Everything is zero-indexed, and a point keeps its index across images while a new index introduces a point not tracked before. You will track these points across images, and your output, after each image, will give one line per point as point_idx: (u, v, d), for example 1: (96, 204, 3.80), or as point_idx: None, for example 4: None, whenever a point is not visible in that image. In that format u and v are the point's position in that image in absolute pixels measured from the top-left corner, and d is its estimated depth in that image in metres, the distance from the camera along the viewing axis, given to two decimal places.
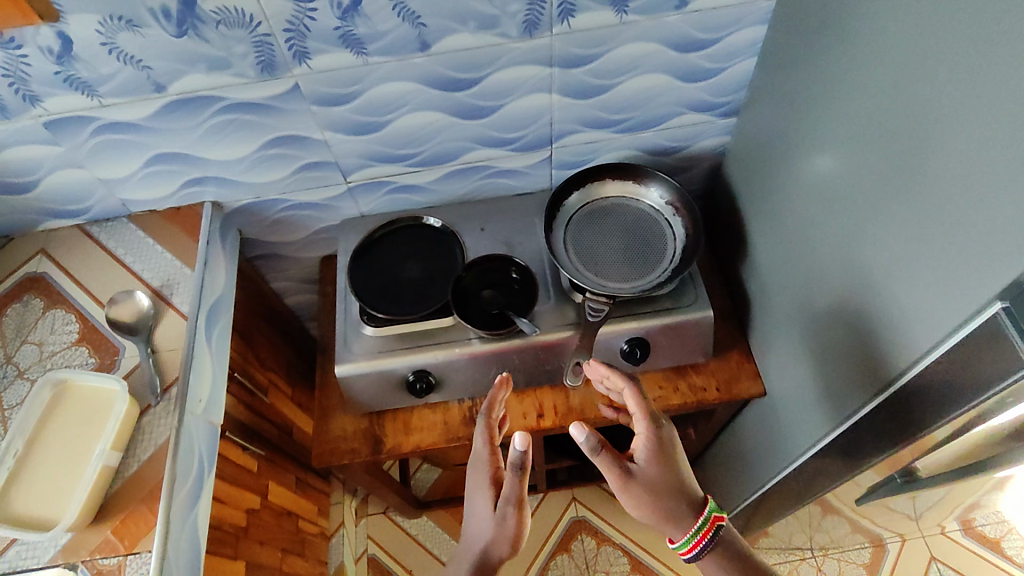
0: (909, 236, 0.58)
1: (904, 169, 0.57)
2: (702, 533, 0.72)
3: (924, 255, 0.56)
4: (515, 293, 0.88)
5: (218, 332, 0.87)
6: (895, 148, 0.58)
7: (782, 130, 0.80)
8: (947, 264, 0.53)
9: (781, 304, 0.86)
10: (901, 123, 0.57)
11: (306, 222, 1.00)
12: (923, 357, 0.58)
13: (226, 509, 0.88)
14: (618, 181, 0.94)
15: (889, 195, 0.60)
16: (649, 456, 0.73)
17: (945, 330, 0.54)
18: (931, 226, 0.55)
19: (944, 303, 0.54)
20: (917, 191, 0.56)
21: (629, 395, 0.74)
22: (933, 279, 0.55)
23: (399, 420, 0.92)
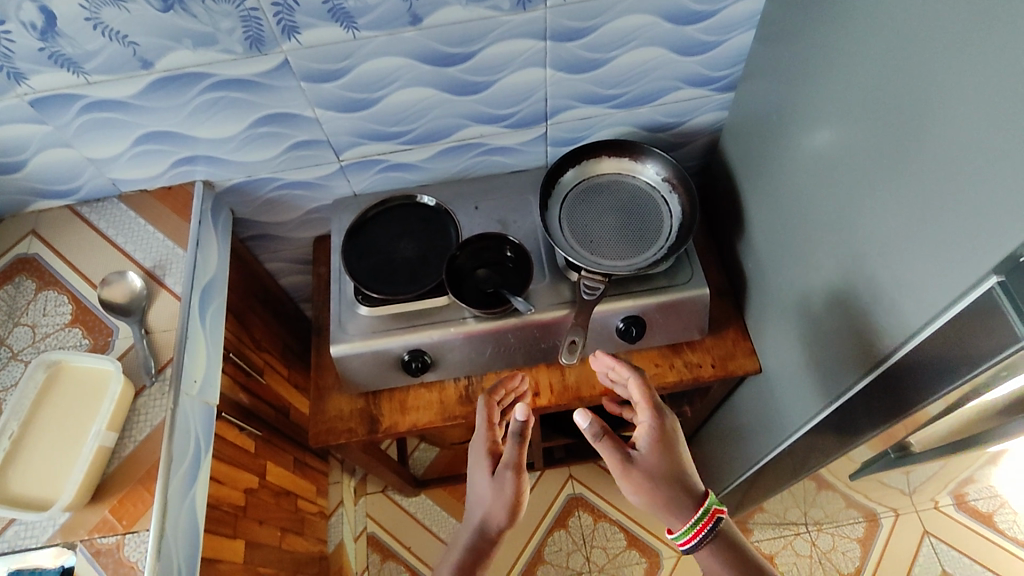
0: (905, 210, 0.57)
1: (901, 143, 0.57)
2: (700, 524, 0.73)
3: (919, 230, 0.56)
4: (510, 271, 0.88)
5: (212, 313, 0.87)
6: (893, 121, 0.57)
7: (779, 104, 0.79)
8: (942, 238, 0.53)
9: (777, 281, 0.86)
10: (899, 95, 0.56)
11: (299, 201, 0.99)
12: (917, 332, 0.58)
13: (223, 489, 0.88)
14: (614, 158, 0.93)
15: (886, 170, 0.59)
16: (650, 444, 0.76)
17: (940, 304, 0.54)
18: (927, 200, 0.54)
19: (939, 278, 0.54)
20: (914, 164, 0.55)
21: (632, 383, 0.77)
22: (929, 254, 0.55)
23: (395, 399, 0.92)
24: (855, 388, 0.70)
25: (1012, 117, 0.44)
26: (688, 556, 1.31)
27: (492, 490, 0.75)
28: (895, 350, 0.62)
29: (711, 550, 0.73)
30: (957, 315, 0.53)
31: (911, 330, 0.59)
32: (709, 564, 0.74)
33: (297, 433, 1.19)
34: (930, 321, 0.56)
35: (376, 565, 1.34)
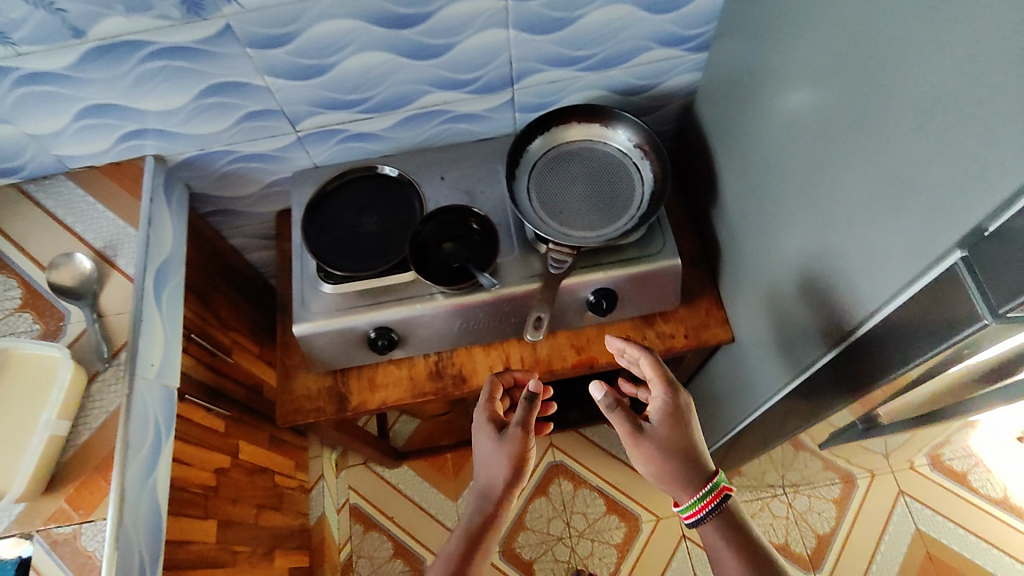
0: (875, 179, 0.55)
1: (873, 107, 0.54)
2: (707, 499, 0.75)
3: (889, 200, 0.53)
4: (476, 245, 0.85)
5: (168, 294, 0.84)
6: (865, 84, 0.54)
7: (752, 64, 0.76)
8: (911, 210, 0.50)
9: (751, 249, 0.84)
10: (872, 55, 0.53)
11: (259, 175, 0.95)
12: (885, 305, 0.57)
13: (191, 471, 0.87)
14: (584, 124, 0.90)
15: (858, 136, 0.56)
16: (662, 418, 0.78)
17: (908, 277, 0.52)
18: (897, 169, 0.52)
19: (906, 250, 0.52)
20: (885, 131, 0.52)
21: (645, 358, 0.80)
22: (898, 226, 0.52)
23: (364, 376, 0.91)
24: (823, 359, 0.69)
25: (987, 82, 0.41)
26: (666, 519, 1.32)
27: (499, 451, 0.77)
28: (863, 322, 0.61)
29: (716, 524, 0.74)
30: (924, 288, 0.51)
31: (879, 304, 0.57)
32: (714, 541, 0.74)
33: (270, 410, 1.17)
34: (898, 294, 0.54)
35: (359, 536, 1.34)
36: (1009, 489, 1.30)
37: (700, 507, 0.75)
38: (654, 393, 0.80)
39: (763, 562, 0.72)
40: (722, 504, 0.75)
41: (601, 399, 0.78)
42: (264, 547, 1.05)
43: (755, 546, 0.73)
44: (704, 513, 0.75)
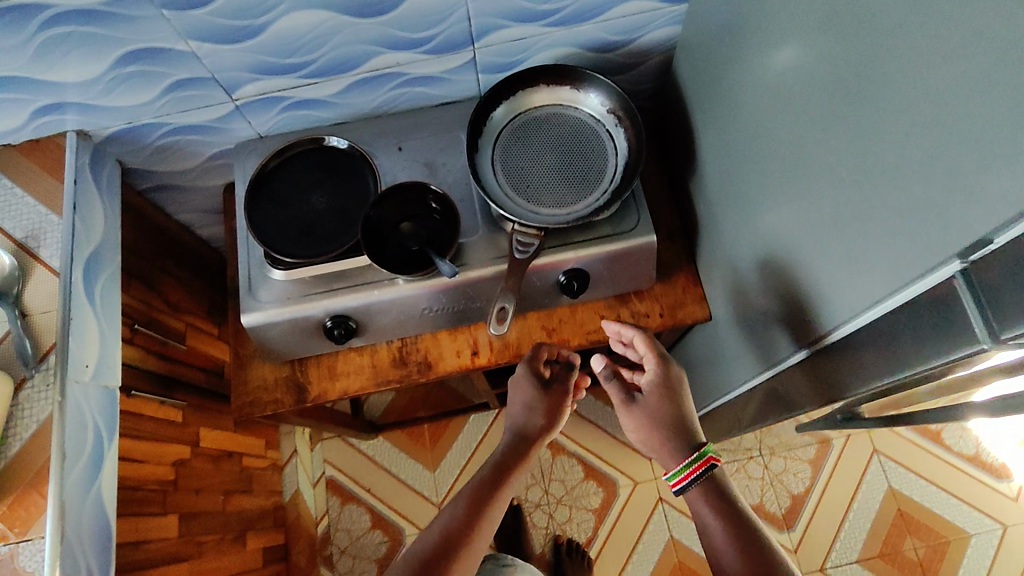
0: (874, 169, 0.48)
1: (878, 87, 0.46)
2: (693, 467, 0.70)
3: (889, 194, 0.47)
4: (436, 226, 0.78)
5: (101, 287, 0.77)
6: (869, 57, 0.47)
7: (738, 24, 0.67)
8: (913, 207, 0.45)
9: (733, 226, 0.78)
10: (880, 24, 0.45)
11: (197, 147, 0.86)
12: (877, 304, 0.52)
13: (145, 469, 0.83)
14: (552, 87, 0.82)
15: (856, 116, 0.49)
16: (652, 391, 0.76)
17: (905, 281, 0.47)
18: (898, 162, 0.45)
19: (904, 252, 0.46)
20: (886, 117, 0.45)
21: (635, 337, 0.78)
22: (896, 224, 0.47)
23: (323, 365, 0.86)
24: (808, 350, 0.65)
25: (1021, 73, 0.34)
26: (644, 484, 1.33)
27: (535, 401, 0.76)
28: (853, 321, 0.56)
29: (702, 492, 0.69)
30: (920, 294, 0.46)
31: (868, 303, 0.53)
32: (699, 509, 0.69)
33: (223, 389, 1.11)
34: (893, 294, 0.49)
35: (336, 508, 1.33)
36: (981, 446, 1.31)
37: (682, 476, 0.70)
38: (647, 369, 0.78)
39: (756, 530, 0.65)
40: (707, 473, 0.70)
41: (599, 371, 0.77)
42: (234, 532, 1.04)
43: (746, 514, 0.66)
44: (687, 482, 0.70)
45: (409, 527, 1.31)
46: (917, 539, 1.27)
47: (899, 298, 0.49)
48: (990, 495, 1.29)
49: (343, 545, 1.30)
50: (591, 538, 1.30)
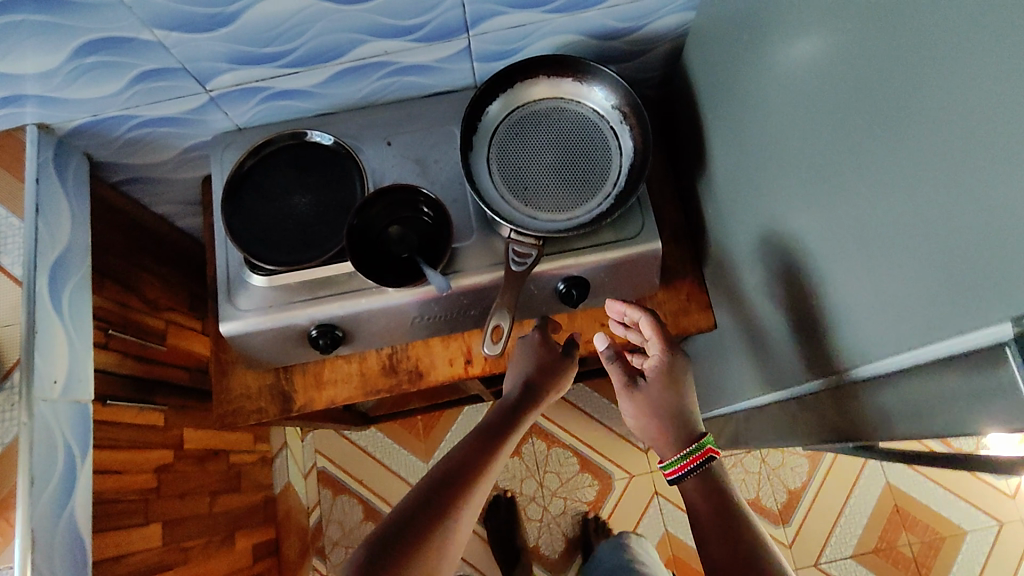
0: (919, 200, 0.43)
1: (928, 110, 0.41)
2: (689, 458, 0.64)
3: (936, 231, 0.42)
4: (427, 234, 0.73)
5: (68, 296, 0.72)
6: (922, 74, 0.41)
7: (761, 18, 0.61)
8: (964, 249, 0.40)
9: (745, 235, 0.73)
10: (939, 37, 0.39)
11: (172, 140, 0.80)
12: (914, 351, 0.47)
13: (125, 479, 0.80)
14: (553, 79, 0.75)
15: (899, 138, 0.44)
16: (654, 376, 0.71)
17: (948, 329, 0.43)
18: (952, 196, 0.40)
19: (949, 295, 0.42)
20: (941, 145, 0.40)
21: (644, 319, 0.73)
22: (942, 264, 0.42)
23: (310, 373, 0.82)
24: (823, 381, 0.61)
25: None
26: (640, 477, 1.31)
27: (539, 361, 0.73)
28: (883, 360, 0.51)
29: (698, 487, 0.62)
30: (975, 346, 0.42)
31: (899, 342, 0.49)
32: (693, 499, 0.62)
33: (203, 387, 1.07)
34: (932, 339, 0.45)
35: (328, 500, 1.31)
36: None
37: (680, 466, 0.64)
38: (650, 354, 0.73)
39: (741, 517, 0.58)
40: (706, 465, 0.63)
41: (602, 348, 0.75)
42: (221, 533, 1.02)
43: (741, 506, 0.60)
44: (684, 473, 0.64)
45: None
46: (911, 534, 1.26)
47: (943, 347, 0.44)
48: (988, 492, 1.27)
49: (335, 537, 1.29)
50: (586, 531, 1.30)
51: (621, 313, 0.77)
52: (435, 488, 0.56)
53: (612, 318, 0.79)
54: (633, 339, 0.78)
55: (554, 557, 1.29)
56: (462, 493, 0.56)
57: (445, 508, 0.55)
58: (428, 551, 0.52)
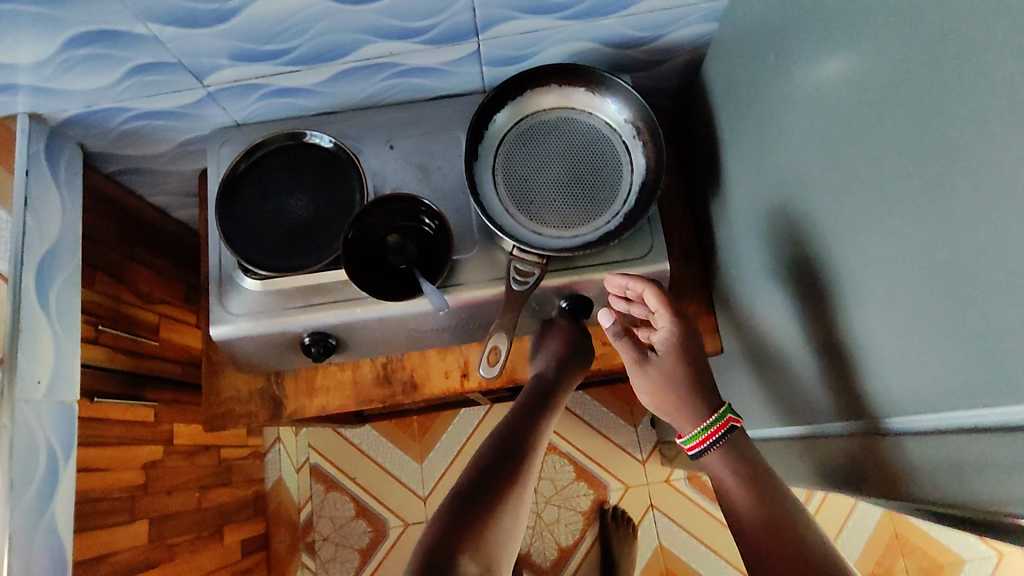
0: (960, 254, 0.40)
1: (975, 161, 0.38)
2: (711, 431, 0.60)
3: (977, 291, 0.39)
4: (427, 247, 0.71)
5: (56, 292, 0.70)
6: (971, 121, 0.38)
7: (789, 39, 0.57)
8: (1009, 317, 0.37)
9: (759, 261, 0.70)
10: (995, 83, 0.36)
11: (168, 132, 0.77)
12: (942, 417, 0.45)
13: (113, 478, 0.78)
14: (565, 88, 0.73)
15: (939, 186, 0.41)
16: (668, 349, 0.66)
17: (984, 396, 0.40)
18: (1001, 258, 0.37)
19: (990, 362, 0.39)
20: (990, 201, 0.37)
21: (648, 291, 0.66)
22: (980, 327, 0.39)
23: (302, 379, 0.80)
24: (843, 427, 0.59)
25: None
26: (636, 488, 1.30)
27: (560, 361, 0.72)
28: (907, 421, 0.49)
29: (724, 458, 0.58)
30: (1004, 422, 0.39)
31: (924, 398, 0.46)
32: (719, 473, 0.58)
33: (196, 380, 1.05)
34: (965, 404, 0.42)
35: (320, 495, 1.30)
36: None
37: (702, 438, 0.60)
38: (659, 326, 0.68)
39: (777, 488, 0.54)
40: (728, 435, 0.60)
41: (608, 326, 0.67)
42: (210, 528, 1.02)
43: (770, 474, 0.56)
44: (706, 446, 0.60)
45: (394, 519, 1.28)
46: (909, 561, 1.24)
47: (977, 417, 0.41)
48: None
49: (326, 533, 1.28)
50: (579, 540, 1.28)
51: (622, 287, 0.69)
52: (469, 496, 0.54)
53: (612, 292, 0.71)
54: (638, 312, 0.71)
55: (545, 565, 1.28)
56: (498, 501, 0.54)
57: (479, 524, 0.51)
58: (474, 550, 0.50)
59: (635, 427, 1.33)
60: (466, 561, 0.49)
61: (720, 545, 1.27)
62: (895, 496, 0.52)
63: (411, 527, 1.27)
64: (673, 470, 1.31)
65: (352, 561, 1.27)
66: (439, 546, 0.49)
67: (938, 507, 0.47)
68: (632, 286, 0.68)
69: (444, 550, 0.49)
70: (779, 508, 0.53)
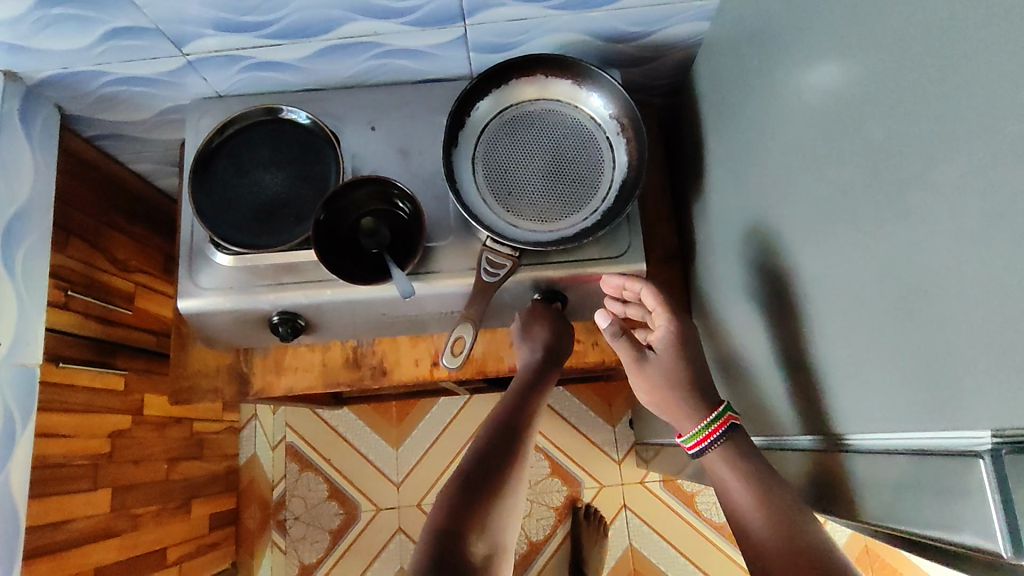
0: (927, 273, 0.39)
1: (949, 178, 0.37)
2: (713, 428, 0.57)
3: (942, 313, 0.38)
4: (400, 231, 0.70)
5: (23, 255, 0.70)
6: (951, 137, 0.37)
7: (778, 42, 0.56)
8: (973, 341, 0.36)
9: (736, 268, 0.69)
10: (981, 99, 0.35)
11: (148, 99, 0.76)
12: (894, 439, 0.44)
13: (76, 444, 0.78)
14: (552, 80, 0.71)
15: (914, 202, 0.40)
16: (667, 346, 0.63)
17: (941, 419, 0.39)
18: (968, 279, 0.36)
19: (947, 385, 0.38)
20: (962, 220, 0.36)
21: (645, 290, 0.67)
22: (943, 349, 0.38)
23: (271, 357, 0.80)
24: (803, 441, 0.58)
25: None
26: (610, 487, 1.29)
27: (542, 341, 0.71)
28: (862, 438, 0.48)
29: (724, 457, 0.55)
30: (958, 446, 0.38)
31: (881, 417, 0.45)
32: (722, 474, 0.55)
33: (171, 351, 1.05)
34: (920, 426, 0.41)
35: (294, 474, 1.30)
36: None
37: (704, 437, 0.57)
38: (657, 325, 0.66)
39: (788, 494, 0.51)
40: (729, 434, 0.56)
41: (603, 327, 0.65)
42: (177, 501, 1.02)
43: (777, 477, 0.53)
44: (708, 445, 0.56)
45: (366, 503, 1.28)
46: None
47: (932, 440, 0.40)
48: None
49: (297, 512, 1.28)
50: (549, 536, 1.28)
51: (618, 288, 0.70)
52: (470, 486, 0.53)
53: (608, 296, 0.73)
54: (635, 315, 0.71)
55: (514, 558, 1.28)
56: (499, 489, 0.53)
57: (480, 515, 0.51)
58: (475, 544, 0.50)
59: (613, 426, 1.32)
60: (476, 543, 0.50)
61: (690, 550, 1.27)
62: (847, 514, 0.51)
63: (383, 512, 1.27)
64: (648, 472, 1.31)
65: (322, 542, 1.27)
66: (449, 529, 0.49)
67: (887, 527, 0.46)
68: (629, 286, 0.68)
69: (450, 542, 0.49)
70: (792, 517, 0.50)
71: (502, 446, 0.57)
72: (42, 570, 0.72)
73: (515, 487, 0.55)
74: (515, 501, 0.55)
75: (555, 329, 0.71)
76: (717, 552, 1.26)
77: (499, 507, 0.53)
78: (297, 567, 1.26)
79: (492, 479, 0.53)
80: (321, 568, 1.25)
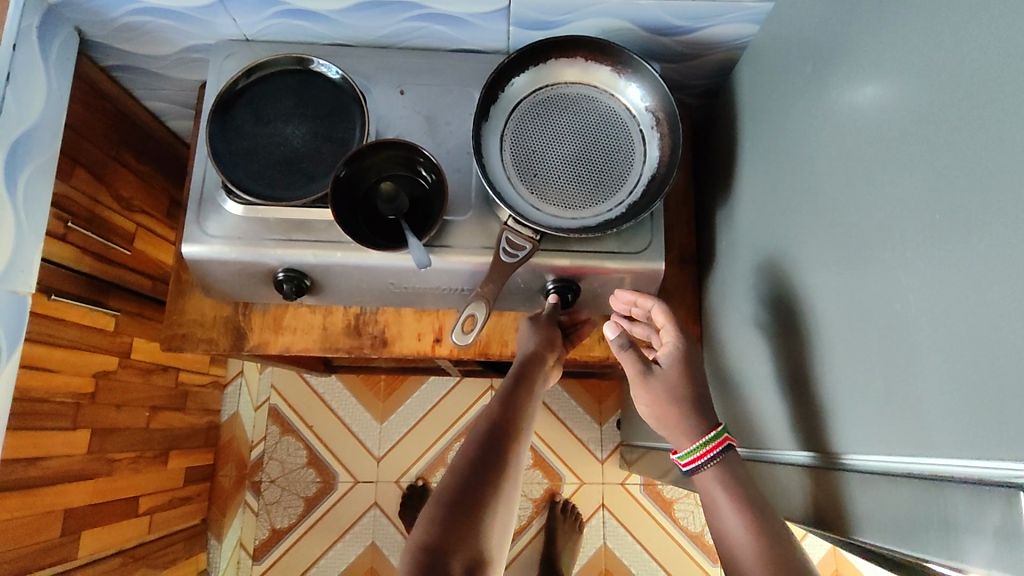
0: (959, 297, 0.38)
1: (993, 202, 0.36)
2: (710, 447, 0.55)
3: (968, 338, 0.37)
4: (420, 199, 0.68)
5: (25, 178, 0.68)
6: (999, 161, 0.36)
7: (828, 51, 0.54)
8: (1000, 372, 0.35)
9: (752, 276, 0.68)
10: None
11: (172, 34, 0.73)
12: (899, 462, 0.44)
13: (60, 380, 0.76)
14: (590, 64, 0.70)
15: (953, 226, 0.39)
16: (673, 356, 0.61)
17: (956, 447, 0.38)
18: (999, 309, 0.35)
19: (965, 414, 0.37)
20: (1001, 245, 0.35)
21: (655, 307, 0.65)
22: (969, 378, 0.37)
23: (270, 314, 0.78)
24: (800, 457, 0.57)
25: None
26: (589, 484, 1.29)
27: (536, 337, 0.69)
28: (863, 458, 0.48)
29: (721, 475, 0.54)
30: (982, 476, 0.37)
31: (891, 441, 0.44)
32: (713, 493, 0.54)
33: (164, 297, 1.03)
34: (934, 451, 0.40)
35: (274, 437, 1.28)
36: None
37: (697, 455, 0.56)
38: (664, 342, 0.64)
39: (778, 521, 0.51)
40: (723, 455, 0.55)
41: (612, 338, 0.62)
42: (155, 450, 1.00)
43: (767, 501, 0.53)
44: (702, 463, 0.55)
45: (342, 474, 1.26)
46: None
47: (942, 467, 0.40)
48: None
49: (274, 475, 1.26)
50: (524, 526, 1.27)
51: (629, 303, 0.69)
52: (455, 501, 0.50)
53: (617, 312, 0.71)
54: (641, 334, 0.70)
55: None
56: (484, 504, 0.51)
57: (462, 535, 0.49)
58: (457, 563, 0.47)
59: (601, 425, 1.32)
60: (457, 561, 0.47)
61: (662, 555, 1.26)
62: (839, 533, 0.50)
63: (360, 485, 1.26)
64: (630, 474, 1.31)
65: (295, 508, 1.25)
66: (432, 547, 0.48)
67: (890, 550, 0.45)
68: (641, 302, 0.67)
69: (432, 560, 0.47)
70: (779, 547, 0.49)
71: (490, 454, 0.54)
72: (15, 504, 0.70)
73: (505, 500, 0.53)
74: (503, 517, 0.52)
75: (547, 322, 0.70)
76: (688, 559, 1.26)
77: (488, 521, 0.51)
78: (266, 530, 1.24)
79: (479, 492, 0.51)
80: (292, 534, 1.24)
